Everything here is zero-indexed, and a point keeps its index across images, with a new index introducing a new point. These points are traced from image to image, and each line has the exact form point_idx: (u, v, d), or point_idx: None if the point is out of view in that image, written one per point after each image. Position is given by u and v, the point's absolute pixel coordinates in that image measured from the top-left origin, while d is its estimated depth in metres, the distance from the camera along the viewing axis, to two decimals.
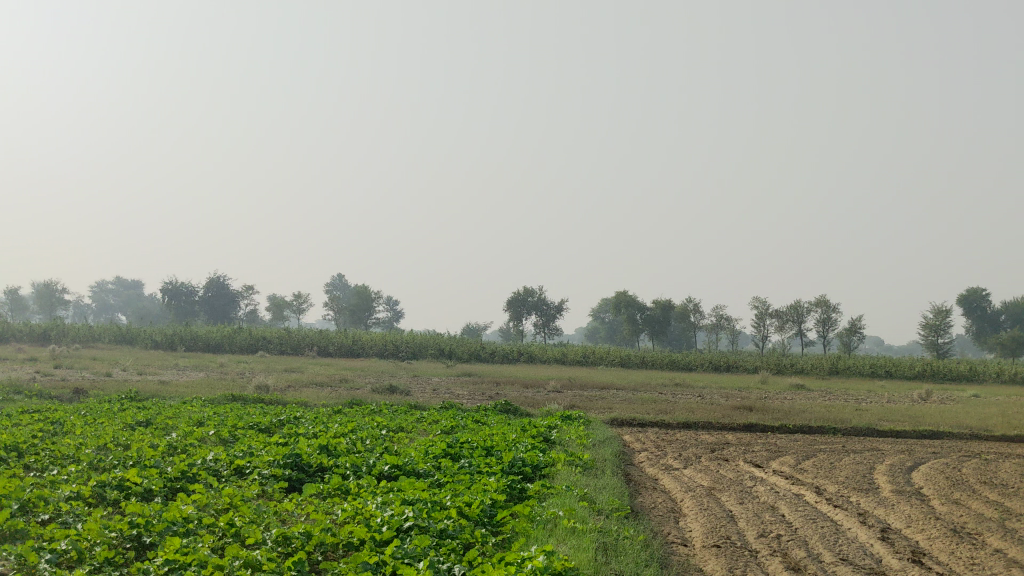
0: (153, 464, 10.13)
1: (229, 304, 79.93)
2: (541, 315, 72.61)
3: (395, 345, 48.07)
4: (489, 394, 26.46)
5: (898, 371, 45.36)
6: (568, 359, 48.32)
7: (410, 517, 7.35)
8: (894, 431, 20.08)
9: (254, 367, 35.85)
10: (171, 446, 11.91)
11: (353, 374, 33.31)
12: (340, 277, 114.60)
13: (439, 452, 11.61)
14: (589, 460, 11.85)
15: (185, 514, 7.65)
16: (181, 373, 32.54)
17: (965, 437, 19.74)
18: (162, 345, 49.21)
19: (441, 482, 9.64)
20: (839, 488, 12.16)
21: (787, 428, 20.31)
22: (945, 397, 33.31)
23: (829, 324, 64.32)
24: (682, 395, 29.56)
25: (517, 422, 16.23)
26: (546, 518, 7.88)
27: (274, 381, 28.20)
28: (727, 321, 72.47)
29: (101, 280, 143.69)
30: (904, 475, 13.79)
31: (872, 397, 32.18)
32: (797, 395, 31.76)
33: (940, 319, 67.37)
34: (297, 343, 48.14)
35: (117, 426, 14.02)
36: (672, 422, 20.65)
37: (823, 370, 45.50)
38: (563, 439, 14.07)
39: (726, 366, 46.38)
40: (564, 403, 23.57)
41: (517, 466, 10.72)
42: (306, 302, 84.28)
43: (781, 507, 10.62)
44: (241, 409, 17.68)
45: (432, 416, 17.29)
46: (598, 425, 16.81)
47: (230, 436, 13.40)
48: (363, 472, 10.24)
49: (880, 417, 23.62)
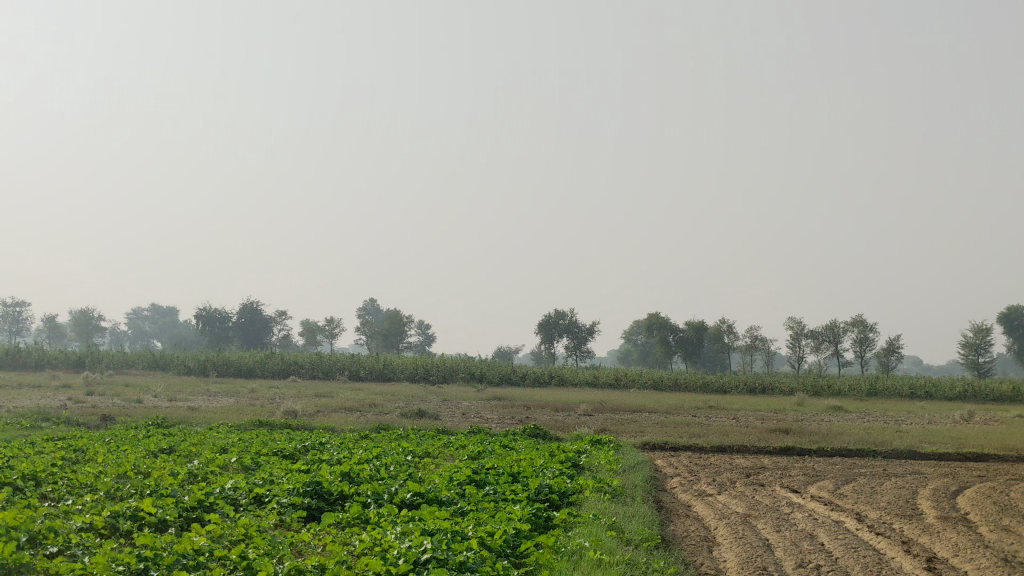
0: (170, 493, 9.85)
1: (262, 330, 80.20)
2: (572, 337, 72.18)
3: (426, 369, 47.83)
4: (519, 418, 26.05)
5: (938, 392, 44.36)
6: (600, 382, 47.80)
7: (428, 549, 7.01)
8: (937, 453, 19.46)
9: (283, 392, 35.74)
10: (191, 474, 11.68)
11: (384, 399, 33.11)
12: (373, 301, 114.90)
13: (464, 479, 11.27)
14: (618, 486, 11.47)
15: (196, 545, 7.37)
16: (211, 399, 32.51)
17: (1010, 459, 19.09)
18: (194, 371, 49.38)
19: (463, 510, 9.31)
20: (880, 515, 11.64)
21: (825, 451, 19.74)
22: (987, 417, 32.47)
23: (866, 344, 63.28)
24: (717, 418, 28.92)
25: (546, 448, 15.89)
26: (571, 550, 7.50)
27: (302, 406, 28.00)
28: (760, 341, 71.48)
29: (136, 308, 144.53)
30: (949, 500, 13.23)
31: (912, 418, 31.45)
32: (834, 417, 31.06)
33: (980, 338, 66.11)
34: (328, 367, 48.02)
35: (140, 453, 13.85)
36: (705, 445, 20.15)
37: (860, 392, 44.61)
38: (592, 465, 13.65)
39: (761, 389, 45.59)
40: (594, 427, 23.10)
41: (543, 493, 10.36)
42: (338, 326, 84.48)
43: (821, 534, 10.18)
44: (266, 435, 17.50)
45: (460, 441, 16.97)
46: (629, 450, 16.43)
47: (253, 463, 13.15)
48: (384, 500, 9.94)
49: (920, 439, 22.95)
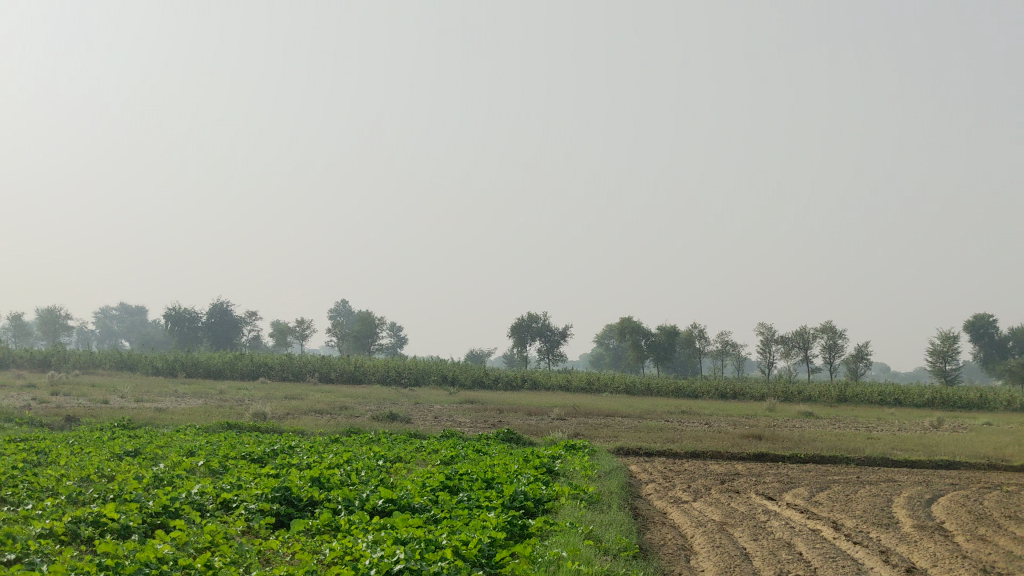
0: (134, 498, 9.56)
1: (232, 330, 79.42)
2: (545, 341, 72.06)
3: (398, 372, 47.47)
4: (491, 422, 25.79)
5: (908, 399, 44.58)
6: (572, 386, 47.68)
7: (400, 559, 6.78)
8: (910, 461, 19.46)
9: (252, 394, 35.25)
10: (156, 478, 11.37)
11: (354, 401, 32.75)
12: (344, 302, 114.19)
13: (437, 485, 11.05)
14: (594, 494, 11.30)
15: (160, 553, 7.09)
16: (179, 400, 31.95)
17: (982, 467, 19.14)
18: (162, 371, 48.73)
19: (437, 517, 9.10)
20: (857, 524, 11.55)
21: (798, 457, 19.72)
22: (956, 424, 32.67)
23: (835, 351, 63.66)
24: (690, 423, 28.85)
25: (520, 452, 15.70)
26: (548, 560, 7.30)
27: (272, 408, 27.62)
28: (731, 347, 71.73)
29: (104, 307, 142.73)
30: (925, 508, 13.17)
31: (882, 425, 31.59)
32: (806, 423, 31.12)
33: (947, 346, 66.74)
34: (298, 369, 47.53)
35: (104, 456, 13.51)
36: (679, 450, 20.06)
37: (831, 398, 44.76)
38: (567, 471, 13.48)
39: (732, 394, 45.64)
40: (568, 432, 22.91)
41: (518, 500, 10.18)
42: (309, 328, 83.85)
43: (798, 543, 10.06)
44: (236, 437, 17.20)
45: (433, 445, 16.74)
46: (603, 455, 16.26)
47: (221, 467, 12.85)
48: (356, 507, 9.70)
49: (892, 446, 22.99)
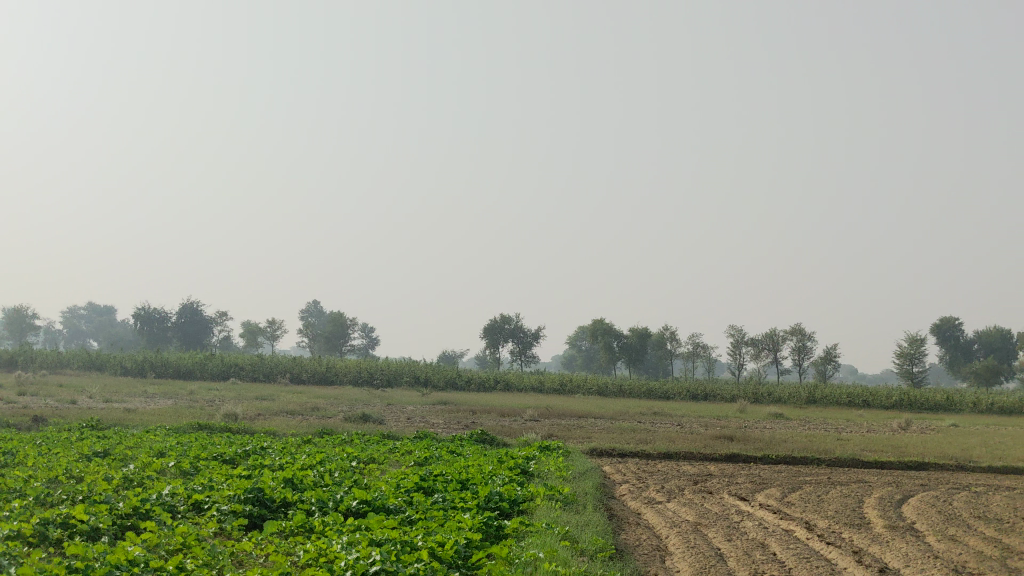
0: (103, 499, 9.42)
1: (202, 330, 78.75)
2: (517, 342, 72.10)
3: (370, 372, 47.27)
4: (465, 423, 25.69)
5: (876, 401, 45.02)
6: (544, 387, 47.72)
7: (377, 561, 6.73)
8: (879, 461, 19.63)
9: (223, 394, 34.99)
10: (126, 479, 11.22)
11: (326, 402, 32.56)
12: (316, 303, 113.55)
13: (411, 486, 10.99)
14: (569, 494, 11.29)
15: (131, 555, 6.99)
16: (148, 400, 31.62)
17: (950, 468, 19.36)
18: (131, 371, 48.21)
19: (412, 518, 9.05)
20: (830, 524, 11.62)
21: (770, 458, 19.84)
22: (924, 426, 33.02)
23: (804, 353, 64.20)
24: (662, 424, 28.94)
25: (494, 453, 15.68)
26: (525, 561, 7.28)
27: (243, 409, 27.40)
28: (702, 349, 72.13)
29: (71, 307, 140.92)
30: (895, 509, 13.27)
31: (851, 426, 31.86)
32: (777, 424, 31.30)
33: (914, 348, 67.50)
34: (269, 370, 47.23)
35: (73, 457, 13.33)
36: (652, 451, 20.12)
37: (800, 399, 45.10)
38: (541, 471, 13.47)
39: (703, 395, 45.88)
40: (541, 432, 22.94)
41: (493, 501, 10.15)
42: (280, 328, 83.34)
43: (772, 544, 10.11)
44: (207, 438, 17.04)
45: (406, 446, 16.66)
46: (577, 456, 16.26)
47: (191, 468, 12.72)
48: (330, 508, 9.62)
49: (862, 446, 23.21)
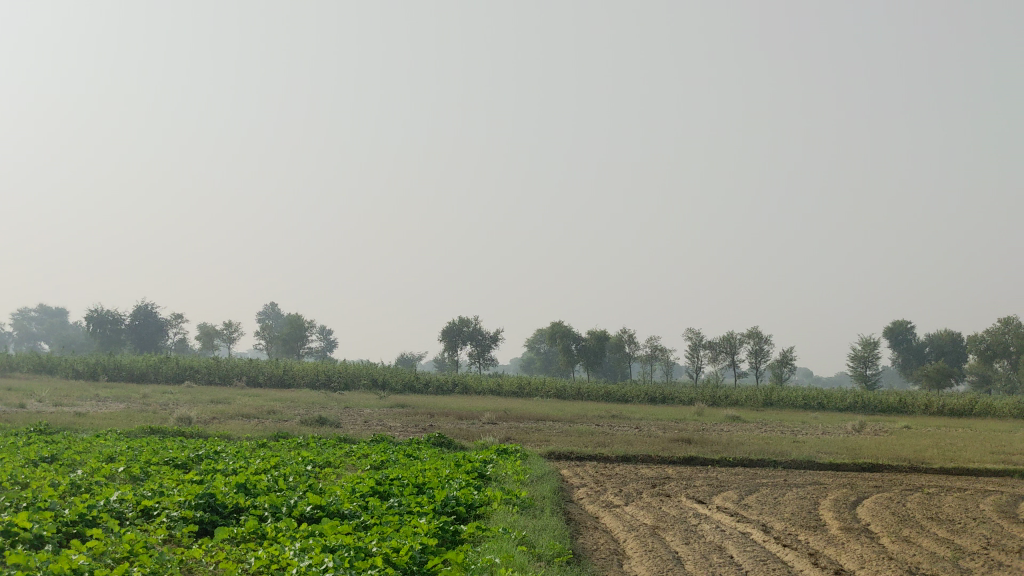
0: (48, 506, 9.15)
1: (157, 333, 77.60)
2: (476, 345, 71.94)
3: (327, 376, 46.82)
4: (422, 427, 25.48)
5: (830, 403, 45.55)
6: (503, 390, 47.65)
7: (329, 568, 6.60)
8: (833, 463, 19.79)
9: (178, 398, 34.42)
10: (74, 485, 10.92)
11: (281, 405, 32.15)
12: (273, 305, 112.49)
13: (367, 491, 10.83)
14: (527, 498, 11.21)
15: (74, 564, 6.79)
16: (99, 404, 31.01)
17: (904, 470, 19.58)
18: (83, 374, 47.30)
19: (367, 524, 8.91)
20: (786, 527, 11.67)
21: (727, 461, 19.92)
22: (877, 428, 33.43)
23: (761, 356, 64.84)
24: (620, 427, 28.93)
25: (451, 456, 15.61)
26: (481, 567, 7.18)
27: (197, 412, 26.90)
28: (660, 352, 72.52)
29: (22, 309, 138.12)
30: (850, 510, 13.37)
31: (806, 429, 32.14)
32: (733, 427, 31.45)
33: (867, 351, 68.46)
34: (225, 373, 46.63)
35: (19, 462, 12.98)
36: (610, 454, 20.11)
37: (757, 402, 45.50)
38: (498, 475, 13.38)
39: (661, 399, 46.08)
40: (499, 436, 22.86)
41: (450, 505, 10.03)
42: (237, 331, 82.42)
43: (729, 547, 10.11)
44: (159, 442, 16.71)
45: (363, 450, 16.49)
46: (534, 459, 16.17)
47: (142, 473, 12.45)
48: (283, 514, 9.44)
49: (816, 449, 23.43)
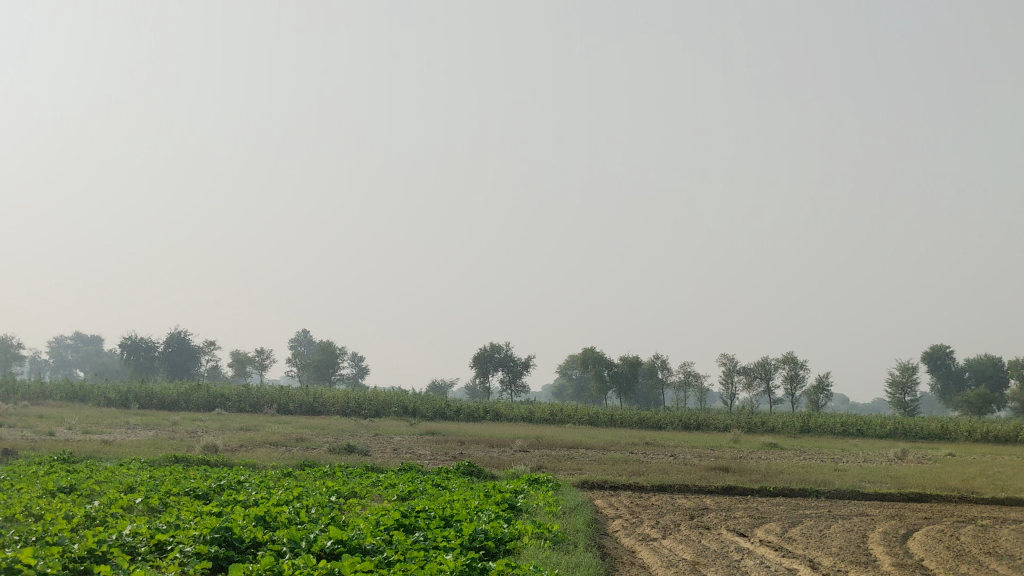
0: (57, 541, 8.72)
1: (190, 360, 77.79)
2: (507, 371, 71.39)
3: (358, 403, 46.32)
4: (452, 455, 24.88)
5: (870, 429, 44.43)
6: (535, 417, 46.98)
7: None
8: (879, 493, 18.99)
9: (208, 426, 34.03)
10: (88, 517, 10.53)
11: (310, 433, 31.66)
12: (305, 332, 112.51)
13: (391, 524, 10.31)
14: (559, 532, 10.64)
15: None
16: (128, 432, 30.57)
17: (954, 500, 18.75)
18: (115, 403, 47.13)
19: (390, 560, 8.42)
20: (835, 562, 10.98)
21: (766, 491, 19.18)
22: (921, 455, 32.31)
23: (797, 381, 63.72)
24: (654, 455, 28.19)
25: (481, 486, 15.08)
26: None
27: (225, 441, 26.44)
28: (694, 378, 71.45)
29: (58, 336, 139.12)
30: (901, 544, 12.65)
31: (846, 456, 31.12)
32: (771, 454, 30.53)
33: (906, 376, 67.12)
34: (255, 401, 46.42)
35: (36, 492, 12.64)
36: (645, 484, 19.49)
37: (793, 429, 44.49)
38: (529, 506, 12.83)
39: (696, 425, 45.22)
40: (530, 464, 22.23)
41: (478, 540, 9.49)
42: (269, 358, 82.30)
43: None
44: (182, 472, 16.29)
45: (390, 479, 15.95)
46: (568, 489, 15.61)
47: (161, 504, 12.03)
48: (302, 549, 8.95)
49: (859, 478, 22.63)
